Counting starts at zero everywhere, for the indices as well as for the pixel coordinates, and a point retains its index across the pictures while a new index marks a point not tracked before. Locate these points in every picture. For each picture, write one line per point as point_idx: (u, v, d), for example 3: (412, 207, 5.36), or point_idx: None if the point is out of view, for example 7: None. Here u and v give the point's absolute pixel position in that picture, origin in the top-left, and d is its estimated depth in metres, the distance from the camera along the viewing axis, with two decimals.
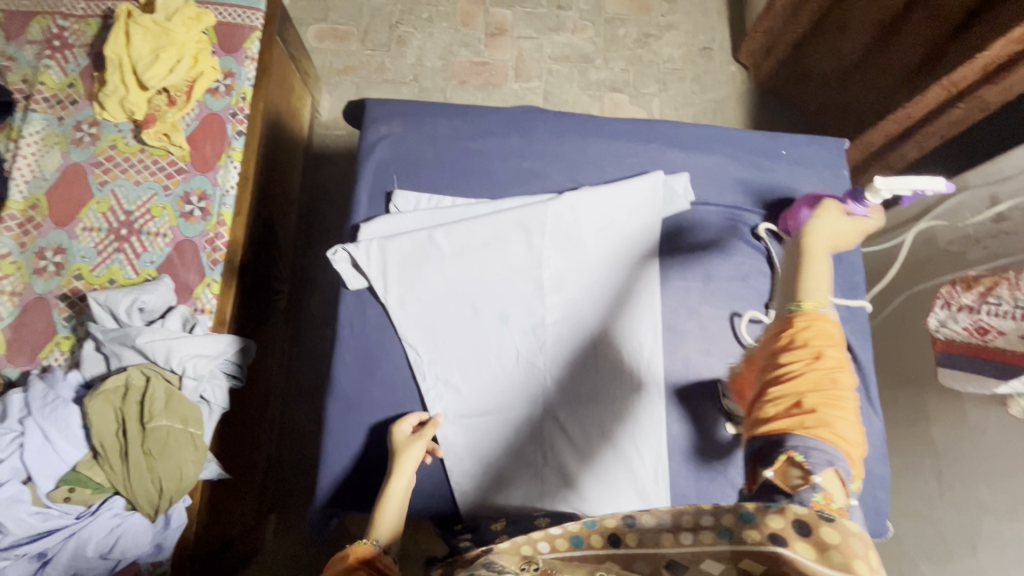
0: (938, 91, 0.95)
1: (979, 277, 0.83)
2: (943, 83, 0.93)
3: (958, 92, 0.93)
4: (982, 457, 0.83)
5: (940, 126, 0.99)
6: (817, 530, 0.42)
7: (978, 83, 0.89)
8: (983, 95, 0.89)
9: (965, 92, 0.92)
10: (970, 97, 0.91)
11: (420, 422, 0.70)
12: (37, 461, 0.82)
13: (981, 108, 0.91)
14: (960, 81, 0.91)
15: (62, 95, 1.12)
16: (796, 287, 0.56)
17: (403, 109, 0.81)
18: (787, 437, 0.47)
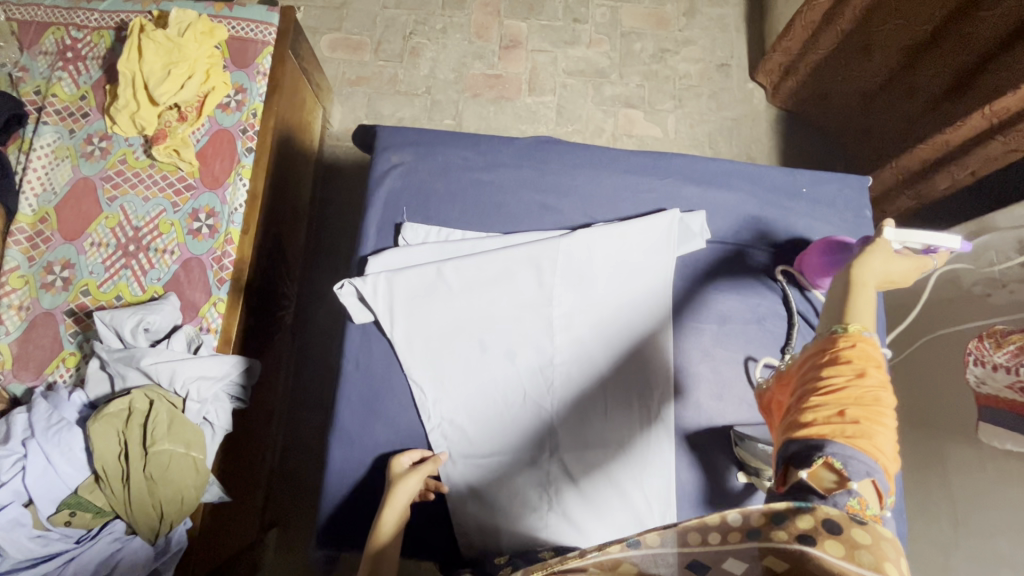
0: (979, 120, 0.95)
1: (1008, 333, 0.80)
2: (986, 110, 0.94)
3: (1000, 122, 0.93)
4: (1003, 511, 0.80)
5: (975, 158, 0.99)
6: (849, 530, 0.37)
7: (1018, 116, 0.90)
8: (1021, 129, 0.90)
9: (1004, 125, 0.92)
10: (1011, 129, 0.92)
11: (421, 459, 0.69)
12: (39, 485, 0.81)
13: (1020, 144, 0.92)
14: (1003, 110, 0.91)
15: (74, 108, 1.11)
16: (843, 310, 0.53)
17: (414, 138, 0.79)
18: (824, 443, 0.44)
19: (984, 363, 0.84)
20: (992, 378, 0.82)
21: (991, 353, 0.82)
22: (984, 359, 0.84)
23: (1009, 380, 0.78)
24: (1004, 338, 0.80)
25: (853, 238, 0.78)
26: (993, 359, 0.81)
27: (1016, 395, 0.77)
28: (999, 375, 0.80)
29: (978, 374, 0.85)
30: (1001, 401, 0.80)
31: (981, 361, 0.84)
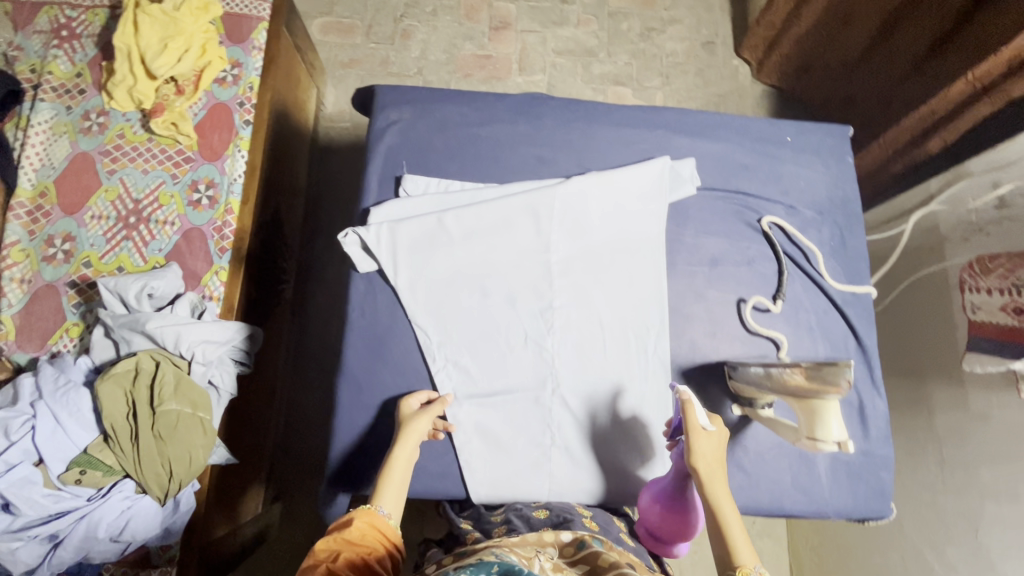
0: (963, 85, 0.88)
1: (996, 259, 0.85)
2: (968, 76, 0.87)
3: (983, 87, 0.87)
4: (986, 443, 0.84)
5: (965, 123, 0.91)
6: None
7: (1005, 75, 0.83)
8: (1009, 88, 0.83)
9: (991, 87, 0.85)
10: (997, 91, 0.85)
11: (429, 400, 0.71)
12: (48, 444, 0.83)
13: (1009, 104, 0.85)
14: (984, 74, 0.85)
15: (70, 84, 1.12)
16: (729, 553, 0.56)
17: (412, 96, 0.82)
18: None
19: (978, 290, 0.87)
20: (988, 303, 0.85)
21: (981, 278, 0.87)
22: (977, 287, 0.88)
23: (1005, 302, 0.81)
24: (992, 263, 0.85)
25: (836, 184, 0.82)
26: (984, 284, 0.86)
27: (1010, 317, 0.79)
28: (994, 299, 0.84)
29: (974, 301, 0.88)
30: (995, 329, 0.82)
31: (974, 290, 0.88)
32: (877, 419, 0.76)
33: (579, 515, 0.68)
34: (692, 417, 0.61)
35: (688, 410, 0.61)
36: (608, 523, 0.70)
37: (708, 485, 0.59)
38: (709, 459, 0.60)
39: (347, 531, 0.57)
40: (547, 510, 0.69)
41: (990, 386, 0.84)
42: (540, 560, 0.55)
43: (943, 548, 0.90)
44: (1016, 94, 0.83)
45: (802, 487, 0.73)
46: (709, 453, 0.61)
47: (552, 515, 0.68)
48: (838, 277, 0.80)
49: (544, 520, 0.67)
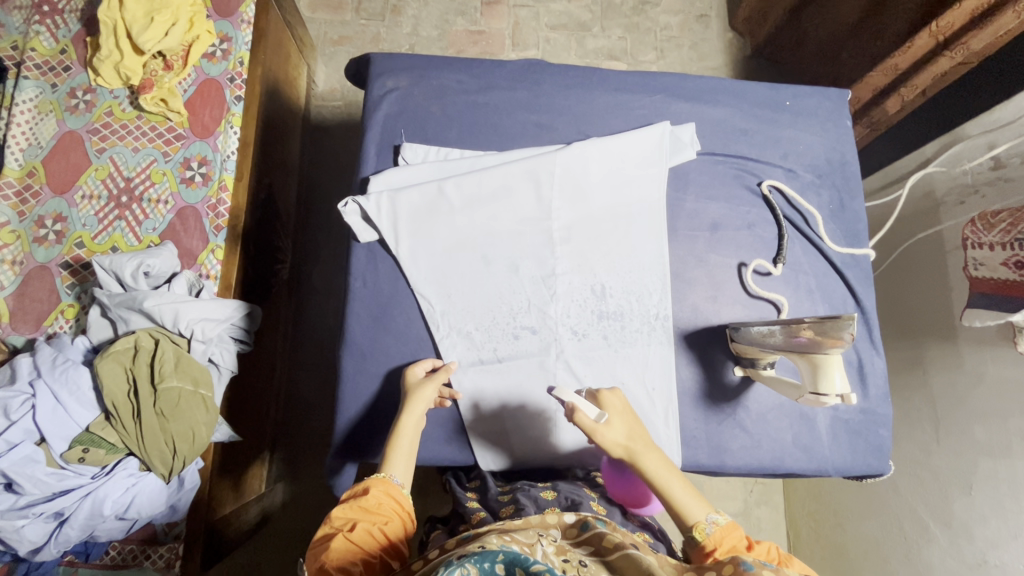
0: (925, 39, 0.92)
1: (999, 214, 0.82)
2: (931, 29, 0.90)
3: (944, 40, 0.90)
4: (982, 401, 0.86)
5: (924, 79, 0.96)
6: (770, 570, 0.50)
7: (964, 29, 0.87)
8: (968, 42, 0.87)
9: (951, 41, 0.89)
10: (957, 45, 0.89)
11: (433, 367, 0.71)
12: (50, 422, 0.82)
13: (967, 56, 0.89)
14: (947, 27, 0.88)
15: (54, 62, 1.09)
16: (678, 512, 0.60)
17: (409, 64, 0.80)
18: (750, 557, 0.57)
19: (980, 246, 0.84)
20: (990, 258, 0.82)
21: (983, 234, 0.84)
22: (977, 242, 0.85)
23: (1008, 256, 0.78)
24: (995, 218, 0.82)
25: (834, 147, 0.83)
26: (987, 240, 0.82)
27: (1009, 272, 0.78)
28: (997, 253, 0.81)
29: (975, 257, 0.85)
30: (996, 286, 0.81)
31: (976, 245, 0.85)
32: (875, 377, 0.77)
33: (587, 496, 0.69)
34: (582, 419, 0.62)
35: (577, 417, 0.62)
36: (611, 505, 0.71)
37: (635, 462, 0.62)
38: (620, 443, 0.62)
39: (363, 498, 0.58)
40: (555, 491, 0.70)
41: (983, 343, 0.86)
42: (542, 544, 0.52)
43: (936, 505, 0.93)
44: (974, 47, 0.87)
45: (803, 445, 0.74)
46: (617, 438, 0.62)
47: (560, 497, 0.68)
48: (837, 240, 0.80)
49: (552, 501, 0.68)
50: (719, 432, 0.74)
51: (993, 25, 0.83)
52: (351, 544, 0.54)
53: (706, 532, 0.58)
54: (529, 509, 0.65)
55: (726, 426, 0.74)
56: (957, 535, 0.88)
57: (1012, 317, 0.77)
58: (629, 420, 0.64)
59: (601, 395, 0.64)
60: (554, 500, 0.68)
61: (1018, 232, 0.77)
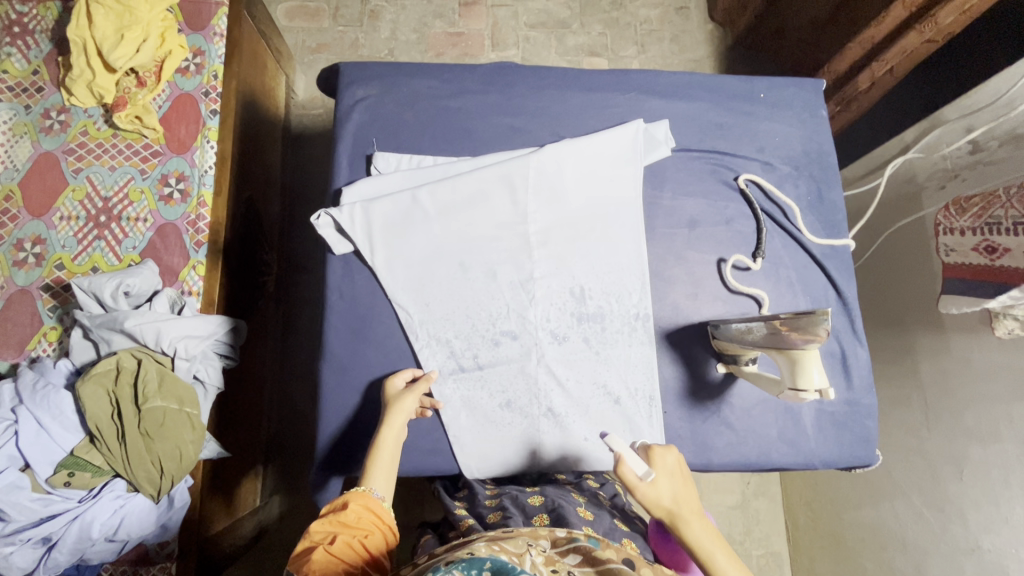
0: (898, 11, 0.88)
1: (971, 198, 0.82)
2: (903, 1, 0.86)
3: (916, 12, 0.86)
4: (971, 386, 0.86)
5: (894, 55, 0.93)
6: None
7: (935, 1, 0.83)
8: (937, 17, 0.83)
9: (921, 14, 0.85)
10: (927, 18, 0.85)
11: (414, 378, 0.71)
12: (34, 448, 0.81)
13: (936, 31, 0.86)
14: None
15: (27, 83, 1.08)
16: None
17: (378, 72, 0.80)
18: None
19: (952, 232, 0.84)
20: (962, 245, 0.82)
21: (955, 219, 0.83)
22: (950, 227, 0.85)
23: (980, 241, 0.79)
24: (968, 203, 0.82)
25: (811, 138, 0.82)
26: (959, 225, 0.82)
27: (982, 257, 0.78)
28: (969, 239, 0.81)
29: (948, 243, 0.85)
30: (969, 271, 0.80)
31: (948, 232, 0.85)
32: (860, 367, 0.77)
33: (574, 503, 0.69)
34: (627, 472, 0.59)
35: (621, 468, 0.59)
36: (600, 512, 0.70)
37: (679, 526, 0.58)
38: (667, 501, 0.58)
39: (342, 513, 0.57)
40: (542, 496, 0.70)
41: (969, 328, 0.86)
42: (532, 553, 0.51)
43: (929, 491, 0.93)
44: (942, 22, 0.84)
45: (789, 440, 0.74)
46: (663, 497, 0.58)
47: (547, 501, 0.69)
48: (816, 231, 0.80)
49: (539, 506, 0.69)
50: (705, 430, 0.73)
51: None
52: (332, 557, 0.53)
53: None
54: (516, 517, 0.66)
55: (710, 423, 0.74)
56: (951, 520, 0.88)
57: (991, 302, 0.76)
58: (675, 477, 0.60)
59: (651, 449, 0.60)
60: (541, 506, 0.69)
61: (989, 218, 0.77)
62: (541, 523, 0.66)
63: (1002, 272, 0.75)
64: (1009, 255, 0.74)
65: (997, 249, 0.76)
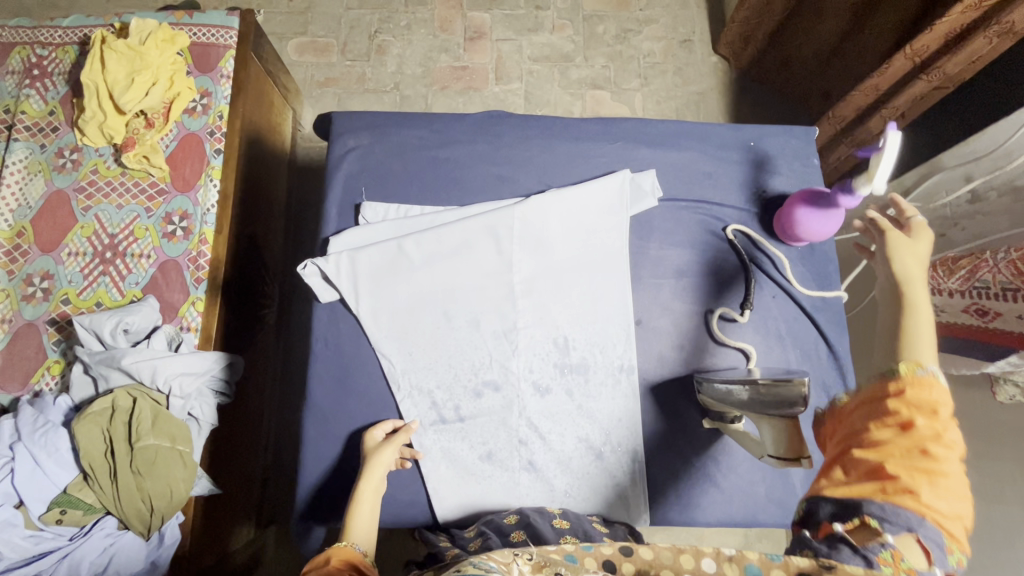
0: (902, 61, 0.93)
1: (959, 259, 0.77)
2: (907, 53, 0.91)
3: (922, 62, 0.91)
4: (975, 443, 0.82)
5: (903, 100, 0.98)
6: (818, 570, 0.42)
7: (941, 52, 0.88)
8: (944, 66, 0.89)
9: (928, 64, 0.91)
10: (933, 68, 0.90)
11: (394, 429, 0.71)
12: (28, 485, 0.83)
13: (943, 79, 0.91)
14: (923, 50, 0.89)
15: (43, 123, 1.13)
16: (895, 344, 0.52)
17: (369, 121, 0.81)
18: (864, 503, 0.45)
19: (940, 292, 0.80)
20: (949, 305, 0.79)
21: (942, 279, 0.79)
22: (938, 287, 0.81)
23: (967, 303, 0.76)
24: (955, 264, 0.77)
25: (803, 187, 0.81)
26: (947, 286, 0.78)
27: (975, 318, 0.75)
28: (955, 300, 0.78)
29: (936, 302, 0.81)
30: (963, 330, 0.77)
31: (936, 291, 0.81)
32: None
33: (549, 515, 0.67)
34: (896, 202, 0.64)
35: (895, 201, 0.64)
36: (578, 517, 0.68)
37: (908, 287, 0.56)
38: (907, 265, 0.57)
39: (323, 570, 0.54)
40: (518, 515, 0.68)
41: (971, 384, 0.83)
42: (518, 563, 0.47)
43: None
44: (950, 71, 0.89)
45: (777, 500, 0.72)
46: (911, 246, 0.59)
47: (522, 519, 0.67)
48: (807, 283, 0.78)
49: (515, 524, 0.66)
50: (688, 487, 0.72)
51: (966, 50, 0.84)
52: None
53: (908, 375, 0.49)
54: (493, 538, 0.63)
55: (695, 482, 0.72)
56: None
57: (990, 367, 0.74)
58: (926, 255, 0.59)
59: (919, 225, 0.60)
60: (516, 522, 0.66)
61: (977, 281, 0.74)
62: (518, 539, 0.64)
63: (998, 335, 0.72)
64: (1002, 318, 0.71)
65: (987, 311, 0.73)
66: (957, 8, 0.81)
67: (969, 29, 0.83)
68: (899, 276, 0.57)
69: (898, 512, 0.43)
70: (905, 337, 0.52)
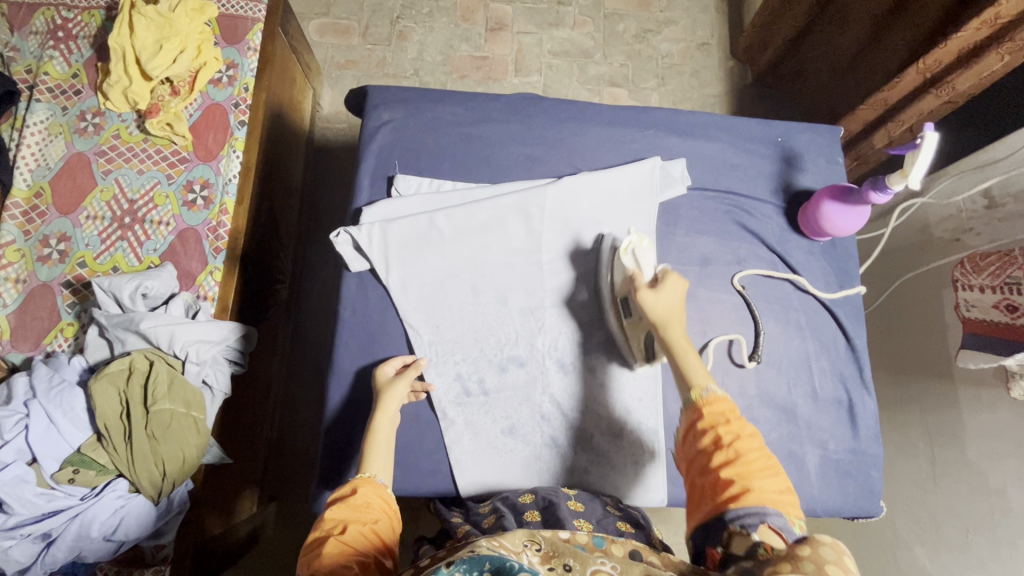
0: (914, 75, 0.98)
1: (986, 256, 0.84)
2: (919, 66, 0.96)
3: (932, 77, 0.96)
4: (982, 443, 0.84)
5: (910, 115, 1.03)
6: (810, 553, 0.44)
7: (951, 68, 0.93)
8: (954, 82, 0.93)
9: (938, 79, 0.95)
10: (943, 83, 0.95)
11: (405, 364, 0.72)
12: (42, 443, 0.83)
13: (952, 96, 0.96)
14: (934, 64, 0.93)
15: (66, 85, 1.12)
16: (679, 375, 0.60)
17: (404, 96, 0.82)
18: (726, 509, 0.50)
19: (970, 288, 0.86)
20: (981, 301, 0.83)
21: (970, 276, 0.86)
22: (967, 284, 0.87)
23: (999, 299, 0.79)
24: (982, 261, 0.84)
25: (827, 183, 0.83)
26: (977, 282, 0.84)
27: (1001, 314, 0.79)
28: (988, 296, 0.82)
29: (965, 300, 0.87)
30: (987, 327, 0.81)
31: (965, 288, 0.87)
32: (866, 416, 0.77)
33: (565, 496, 0.67)
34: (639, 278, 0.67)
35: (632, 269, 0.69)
36: (592, 501, 0.68)
37: (667, 330, 0.64)
38: (662, 309, 0.65)
39: (352, 498, 0.57)
40: (533, 494, 0.68)
41: (979, 384, 0.85)
42: (528, 554, 0.47)
43: (933, 546, 0.90)
44: (959, 87, 0.94)
45: (792, 485, 0.73)
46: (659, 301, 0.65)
47: (538, 499, 0.66)
48: (828, 277, 0.80)
49: (530, 504, 0.66)
50: None
51: (976, 66, 0.89)
52: (343, 545, 0.52)
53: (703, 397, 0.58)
54: (509, 516, 0.63)
55: None
56: None
57: (1005, 360, 0.76)
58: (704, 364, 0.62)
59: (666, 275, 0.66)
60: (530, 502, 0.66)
61: (1007, 277, 0.79)
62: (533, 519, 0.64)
63: (1018, 330, 0.75)
64: None
65: (1017, 308, 0.75)
66: (971, 23, 0.85)
67: (982, 46, 0.87)
68: (658, 322, 0.64)
69: (750, 512, 0.48)
70: (681, 367, 0.61)
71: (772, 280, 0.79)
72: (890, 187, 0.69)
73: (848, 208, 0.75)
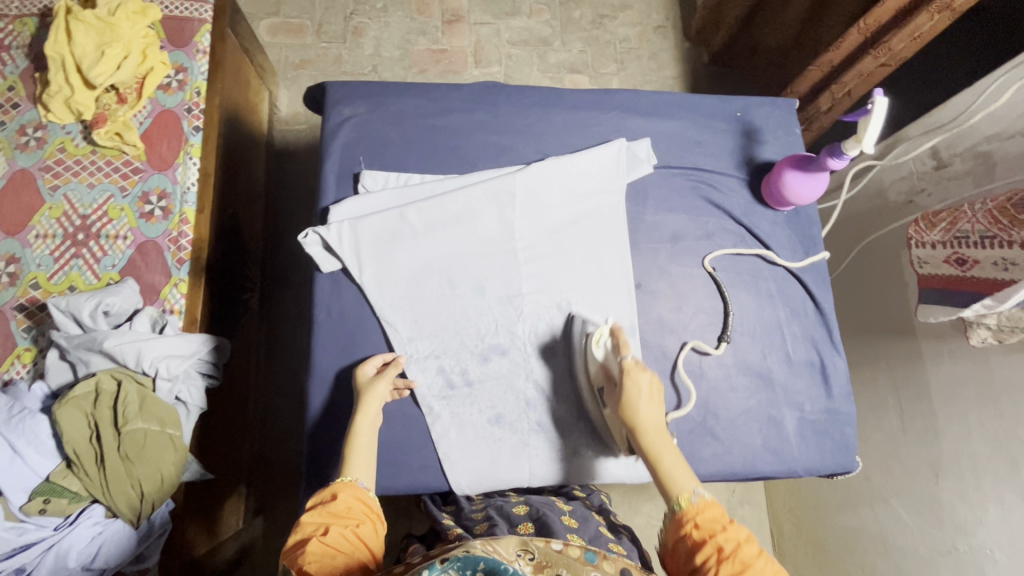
0: (856, 36, 1.02)
1: (938, 214, 0.86)
2: (861, 26, 1.00)
3: (872, 37, 1.00)
4: (946, 393, 0.89)
5: (851, 78, 1.07)
6: None
7: (889, 27, 0.97)
8: (890, 42, 0.98)
9: (877, 39, 0.99)
10: (881, 45, 0.99)
11: (385, 362, 0.71)
12: (7, 476, 0.79)
13: (889, 57, 1.00)
14: (875, 23, 0.97)
15: (2, 98, 1.06)
16: (662, 482, 0.59)
17: (365, 91, 0.81)
18: None
19: (923, 245, 0.87)
20: (931, 256, 0.85)
21: (925, 233, 0.86)
22: (920, 242, 0.87)
23: (949, 253, 0.82)
24: (936, 218, 0.86)
25: (788, 154, 0.85)
26: (930, 239, 0.85)
27: (953, 269, 0.81)
28: (938, 251, 0.84)
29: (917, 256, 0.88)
30: (940, 282, 0.83)
31: (918, 245, 0.87)
32: (837, 376, 0.80)
33: (558, 511, 0.69)
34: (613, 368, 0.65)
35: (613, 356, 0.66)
36: (585, 517, 0.70)
37: (645, 436, 0.62)
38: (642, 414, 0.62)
39: (332, 504, 0.56)
40: (527, 505, 0.70)
41: (939, 340, 0.90)
42: (520, 563, 0.47)
43: (907, 496, 0.94)
44: (895, 48, 0.98)
45: (773, 448, 0.75)
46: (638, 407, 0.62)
47: (532, 511, 0.68)
48: (794, 244, 0.83)
49: (524, 515, 0.68)
50: (693, 442, 0.74)
51: (909, 27, 0.94)
52: (326, 547, 0.52)
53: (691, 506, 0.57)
54: (502, 524, 0.65)
55: (696, 435, 0.74)
56: (928, 523, 0.90)
57: (964, 311, 0.78)
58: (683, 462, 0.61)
59: (628, 373, 0.63)
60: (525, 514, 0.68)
61: (958, 231, 0.81)
62: (525, 530, 0.66)
63: (973, 282, 0.78)
64: (979, 267, 0.78)
65: (966, 260, 0.79)
66: None
67: (916, 5, 0.92)
68: (639, 429, 0.62)
69: None
70: (660, 474, 0.60)
71: (738, 253, 0.81)
72: (846, 154, 0.71)
73: (808, 174, 0.77)
